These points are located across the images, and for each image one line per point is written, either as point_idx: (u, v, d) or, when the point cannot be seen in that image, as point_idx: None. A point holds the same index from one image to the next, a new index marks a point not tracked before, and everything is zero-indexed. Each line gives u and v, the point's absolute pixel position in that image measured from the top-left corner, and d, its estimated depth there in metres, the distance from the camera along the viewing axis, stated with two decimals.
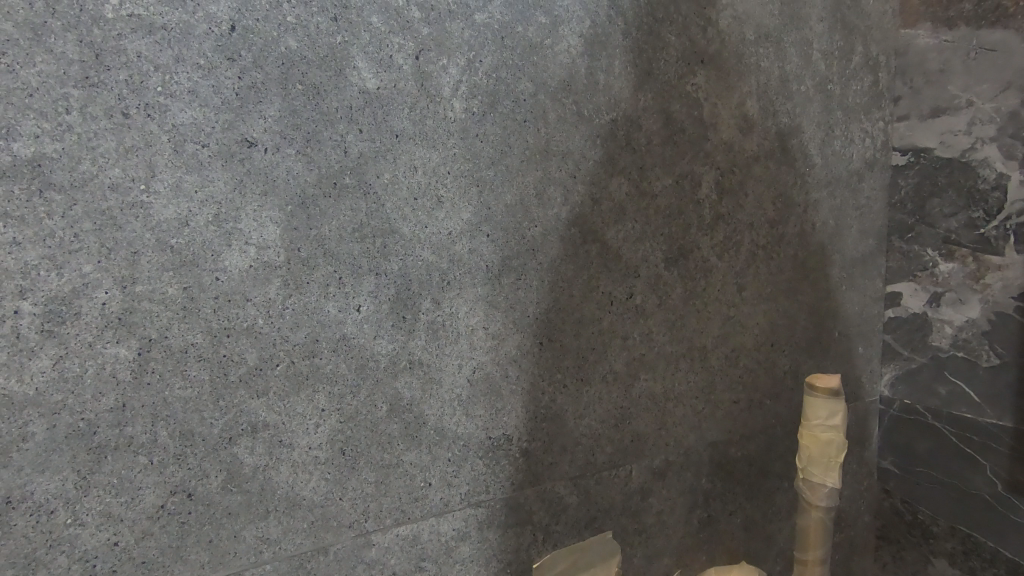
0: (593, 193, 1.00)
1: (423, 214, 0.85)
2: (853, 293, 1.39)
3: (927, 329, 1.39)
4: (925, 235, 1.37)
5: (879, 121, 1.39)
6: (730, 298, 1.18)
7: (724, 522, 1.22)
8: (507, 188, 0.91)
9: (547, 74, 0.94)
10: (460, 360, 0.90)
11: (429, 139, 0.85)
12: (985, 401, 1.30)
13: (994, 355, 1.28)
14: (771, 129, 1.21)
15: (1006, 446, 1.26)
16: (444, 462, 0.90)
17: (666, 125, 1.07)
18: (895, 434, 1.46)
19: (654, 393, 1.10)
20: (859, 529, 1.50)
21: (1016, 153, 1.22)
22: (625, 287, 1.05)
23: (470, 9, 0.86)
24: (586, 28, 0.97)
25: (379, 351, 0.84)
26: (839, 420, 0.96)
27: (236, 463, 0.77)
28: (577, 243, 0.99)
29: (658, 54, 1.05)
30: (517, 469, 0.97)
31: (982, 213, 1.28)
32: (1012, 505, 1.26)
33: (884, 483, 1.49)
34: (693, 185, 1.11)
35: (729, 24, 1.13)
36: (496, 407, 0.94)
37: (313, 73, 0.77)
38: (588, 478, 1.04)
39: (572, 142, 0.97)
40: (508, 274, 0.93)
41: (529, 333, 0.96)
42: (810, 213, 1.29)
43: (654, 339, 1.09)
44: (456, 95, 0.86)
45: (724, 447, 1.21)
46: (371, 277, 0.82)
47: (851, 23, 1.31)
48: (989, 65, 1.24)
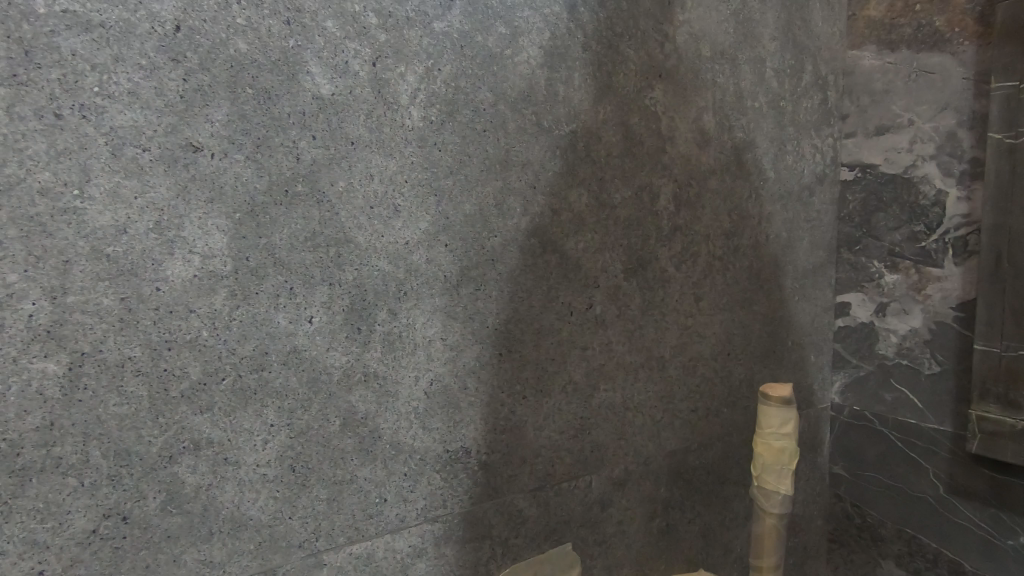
0: (552, 203, 1.00)
1: (379, 223, 0.83)
2: (805, 303, 1.44)
3: (874, 338, 1.45)
4: (872, 247, 1.43)
5: (828, 138, 1.44)
6: (687, 308, 1.20)
7: (682, 531, 1.23)
8: (466, 198, 0.91)
9: (507, 85, 0.93)
10: (416, 373, 0.88)
11: (386, 147, 0.83)
12: (927, 407, 1.35)
13: (935, 362, 1.34)
14: (726, 143, 1.24)
15: (948, 450, 1.32)
16: (400, 477, 0.88)
17: (625, 137, 1.08)
18: (845, 440, 1.51)
19: (613, 403, 1.11)
20: (812, 533, 1.54)
21: (954, 170, 1.28)
22: (585, 297, 1.05)
23: (428, 17, 0.86)
24: (546, 40, 0.97)
25: (331, 363, 0.81)
26: (791, 428, 0.98)
27: (176, 483, 0.73)
28: (536, 253, 0.99)
29: (617, 67, 1.06)
30: (475, 482, 0.95)
31: (923, 227, 1.34)
32: (953, 507, 1.31)
33: (835, 487, 1.54)
34: (652, 197, 1.13)
35: (686, 40, 1.15)
36: (454, 419, 0.93)
37: (263, 76, 0.74)
38: (548, 490, 1.03)
39: (532, 153, 0.97)
40: (467, 285, 0.92)
41: (487, 344, 0.95)
42: (764, 225, 1.32)
43: (613, 348, 1.10)
44: (414, 103, 0.85)
45: (682, 455, 1.22)
46: (324, 287, 0.80)
47: (801, 43, 1.36)
48: (928, 87, 1.31)
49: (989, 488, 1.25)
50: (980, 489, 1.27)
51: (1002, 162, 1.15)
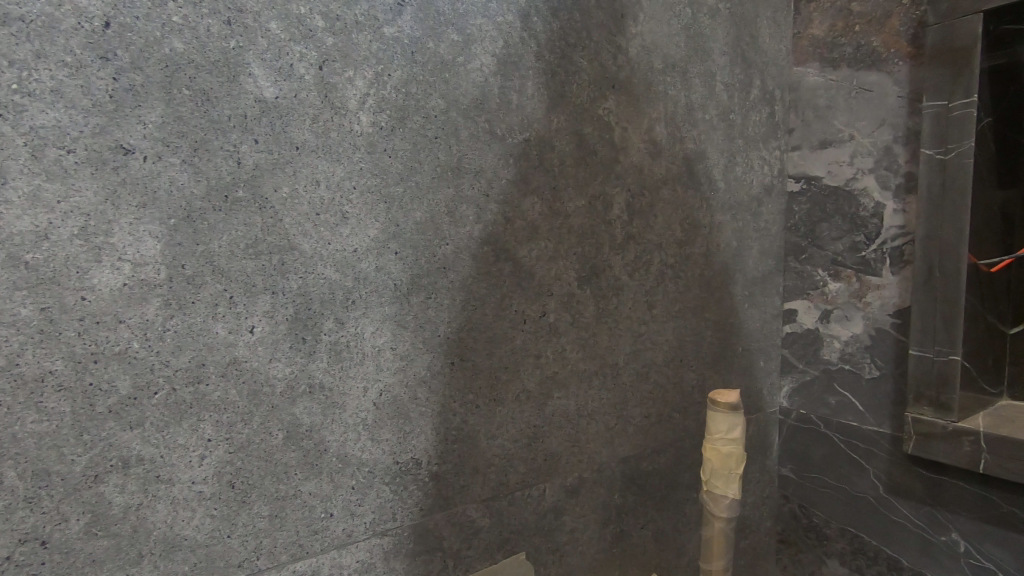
0: (505, 211, 1.00)
1: (326, 230, 0.81)
2: (754, 310, 1.48)
3: (818, 344, 1.50)
4: (816, 256, 1.49)
5: (776, 150, 1.49)
6: (640, 316, 1.22)
7: (636, 536, 1.25)
8: (417, 206, 0.89)
9: (459, 92, 0.93)
10: (365, 383, 0.86)
11: (333, 152, 0.81)
12: (868, 410, 1.41)
13: (875, 367, 1.40)
14: (678, 154, 1.26)
15: (886, 451, 1.38)
16: (348, 490, 0.86)
17: (578, 146, 1.09)
18: (793, 443, 1.56)
19: (567, 411, 1.11)
20: (762, 534, 1.58)
21: (890, 184, 1.34)
22: (538, 306, 1.06)
23: (377, 21, 0.84)
24: (499, 48, 0.97)
25: (275, 375, 0.79)
26: (738, 433, 1.00)
27: (102, 504, 0.69)
28: (489, 261, 0.98)
29: (570, 77, 1.07)
30: (426, 494, 0.94)
31: (863, 237, 1.40)
32: (892, 506, 1.37)
33: (783, 489, 1.59)
34: (605, 206, 1.14)
35: (639, 52, 1.18)
36: (404, 431, 0.91)
37: (201, 77, 0.72)
38: (501, 500, 1.03)
39: (485, 160, 0.97)
40: (417, 293, 0.91)
41: (439, 353, 0.94)
42: (715, 234, 1.36)
43: (567, 356, 1.11)
44: (363, 108, 0.84)
45: (635, 462, 1.24)
46: (266, 296, 0.77)
47: (750, 58, 1.40)
48: (867, 103, 1.37)
49: (924, 487, 1.31)
50: (916, 488, 1.32)
51: (934, 177, 1.21)
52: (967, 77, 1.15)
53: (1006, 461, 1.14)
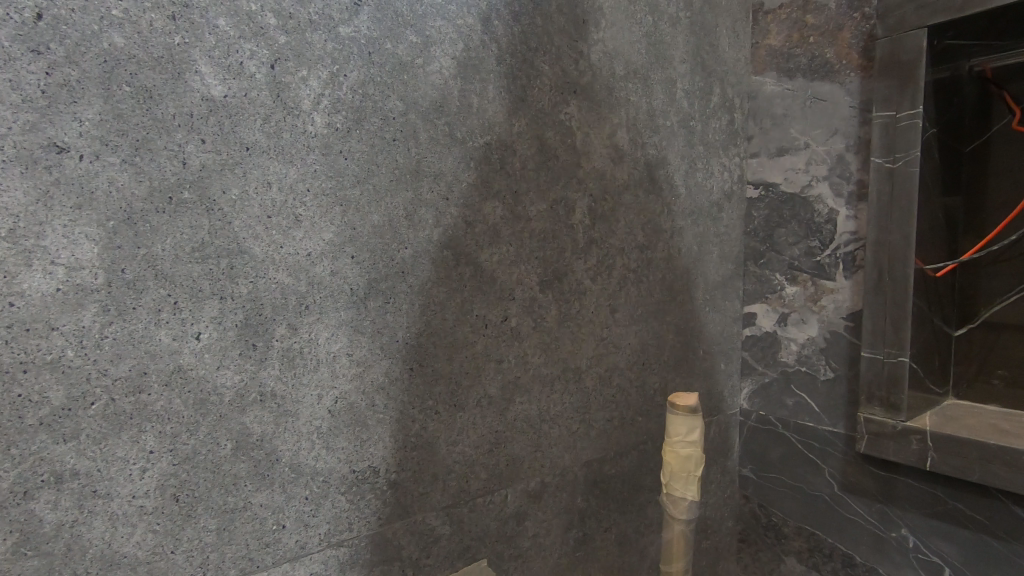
0: (466, 215, 0.99)
1: (278, 233, 0.79)
2: (715, 314, 1.51)
3: (776, 346, 1.54)
4: (774, 261, 1.52)
5: (735, 157, 1.53)
6: (603, 320, 1.23)
7: (599, 539, 1.25)
8: (374, 209, 0.88)
9: (418, 94, 0.92)
10: (319, 391, 0.84)
11: (286, 153, 0.79)
12: (823, 411, 1.45)
13: (829, 369, 1.44)
14: (639, 160, 1.28)
15: (841, 450, 1.42)
16: (301, 501, 0.84)
17: (539, 151, 1.09)
18: (753, 443, 1.59)
19: (529, 415, 1.11)
20: (723, 534, 1.61)
21: (843, 191, 1.39)
22: (500, 310, 1.05)
23: (333, 20, 0.83)
24: (459, 51, 0.97)
25: (223, 383, 0.76)
26: (697, 436, 1.01)
27: (32, 522, 0.65)
28: (449, 265, 0.97)
29: (531, 82, 1.07)
30: (384, 502, 0.92)
31: (818, 242, 1.44)
32: (846, 503, 1.41)
33: (744, 489, 1.62)
34: (567, 210, 1.14)
35: (600, 58, 1.19)
36: (362, 439, 0.89)
37: (144, 74, 0.69)
38: (461, 507, 1.02)
39: (445, 163, 0.96)
40: (375, 298, 0.89)
41: (397, 359, 0.92)
42: (676, 239, 1.37)
43: (529, 361, 1.10)
44: (317, 109, 0.82)
45: (598, 465, 1.24)
46: (214, 301, 0.75)
47: (709, 67, 1.43)
48: (821, 113, 1.41)
49: (876, 485, 1.35)
50: (868, 486, 1.36)
51: (883, 185, 1.25)
52: (913, 89, 1.19)
53: (951, 459, 1.18)
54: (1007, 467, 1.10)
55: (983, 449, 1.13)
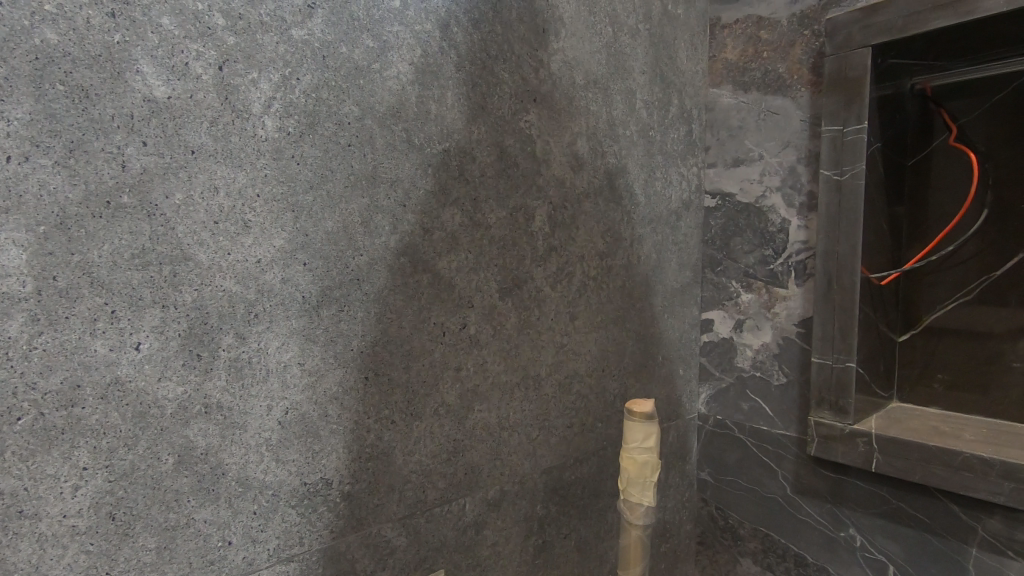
0: (423, 222, 0.98)
1: (226, 240, 0.77)
2: (673, 320, 1.54)
3: (733, 352, 1.58)
4: (730, 269, 1.56)
5: (693, 167, 1.56)
6: (563, 327, 1.23)
7: (559, 546, 1.25)
8: (328, 215, 0.86)
9: (374, 99, 0.90)
10: (269, 402, 0.82)
11: (234, 157, 0.77)
12: (777, 415, 1.49)
13: (782, 374, 1.48)
14: (599, 168, 1.29)
15: (792, 453, 1.46)
16: (249, 516, 0.81)
17: (499, 158, 1.09)
18: (710, 447, 1.63)
19: (488, 423, 1.10)
20: (682, 537, 1.64)
21: (794, 202, 1.43)
22: (458, 317, 1.04)
23: (285, 22, 0.81)
24: (417, 56, 0.96)
25: (164, 395, 0.73)
26: (653, 442, 1.01)
27: None
28: (407, 273, 0.96)
29: (491, 89, 1.07)
30: (338, 515, 0.90)
31: (771, 251, 1.48)
32: (798, 505, 1.45)
33: (702, 492, 1.65)
34: (527, 218, 1.15)
35: (560, 67, 1.20)
36: (314, 450, 0.87)
37: (80, 72, 0.66)
38: (418, 518, 1.00)
39: (402, 170, 0.94)
40: (328, 306, 0.87)
41: (352, 368, 0.90)
42: (635, 246, 1.40)
43: (488, 368, 1.10)
44: (268, 113, 0.80)
45: (558, 472, 1.25)
46: (155, 310, 0.72)
47: (668, 78, 1.46)
48: (774, 125, 1.46)
49: (826, 487, 1.40)
50: (819, 488, 1.41)
51: (831, 196, 1.30)
52: (858, 105, 1.24)
53: (895, 460, 1.23)
54: (945, 467, 1.15)
55: (923, 450, 1.18)
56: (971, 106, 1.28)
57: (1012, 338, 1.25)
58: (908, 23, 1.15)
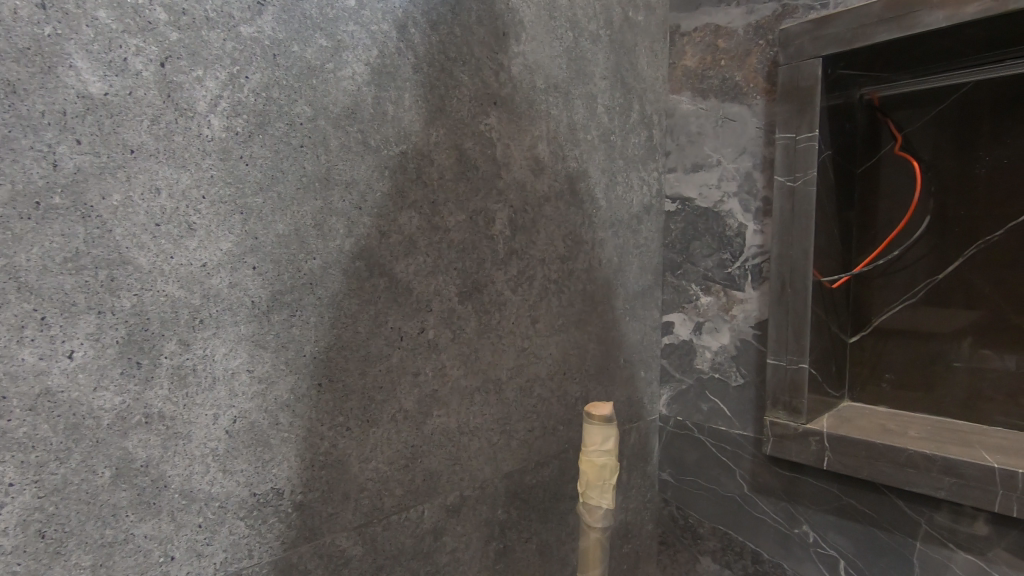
0: (379, 225, 0.96)
1: (168, 243, 0.74)
2: (635, 323, 1.55)
3: (692, 354, 1.60)
4: (690, 272, 1.59)
5: (654, 172, 1.59)
6: (523, 331, 1.23)
7: (519, 550, 1.25)
8: (278, 218, 0.84)
9: (327, 100, 0.89)
10: (215, 410, 0.79)
11: (177, 157, 0.74)
12: (734, 415, 1.52)
13: (740, 375, 1.51)
14: (560, 172, 1.30)
15: (749, 452, 1.49)
16: (194, 529, 0.78)
17: (458, 161, 1.08)
18: (671, 448, 1.65)
19: (448, 428, 1.09)
20: (644, 537, 1.65)
21: (751, 207, 1.47)
22: (416, 322, 1.03)
23: (232, 19, 0.78)
24: (373, 57, 0.94)
25: (100, 406, 0.70)
26: (612, 444, 1.01)
27: None
28: (362, 276, 0.94)
29: (450, 91, 1.06)
30: (289, 526, 0.88)
31: (729, 255, 1.52)
32: (755, 503, 1.48)
33: (663, 493, 1.67)
34: (487, 221, 1.14)
35: (521, 71, 1.20)
36: (264, 459, 0.84)
37: (6, 66, 0.63)
38: (375, 526, 0.99)
39: (357, 172, 0.93)
40: (279, 311, 0.85)
41: (304, 374, 0.88)
42: (596, 250, 1.41)
43: (448, 373, 1.09)
44: (214, 111, 0.77)
45: (519, 476, 1.24)
46: (90, 316, 0.69)
47: (629, 84, 1.48)
48: (731, 132, 1.49)
49: (781, 485, 1.43)
50: (774, 486, 1.44)
51: (785, 202, 1.33)
52: (810, 114, 1.28)
53: (845, 458, 1.26)
54: (892, 464, 1.20)
55: (871, 448, 1.22)
56: (915, 116, 1.34)
57: (953, 339, 1.31)
58: (855, 35, 1.20)
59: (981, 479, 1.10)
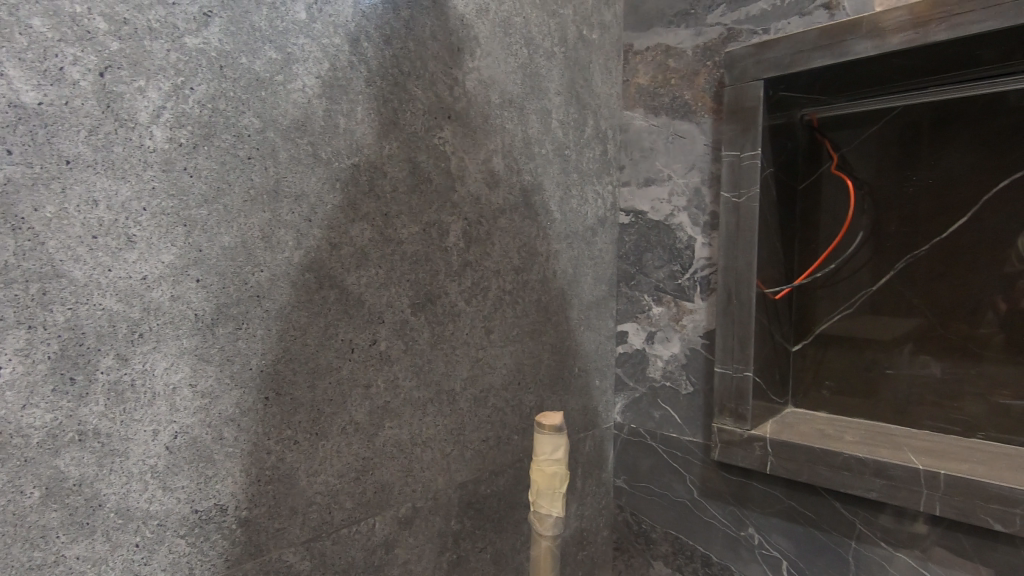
0: (330, 237, 0.96)
1: (105, 256, 0.73)
2: (589, 332, 1.59)
3: (645, 362, 1.64)
4: (643, 283, 1.64)
5: (608, 185, 1.63)
6: (477, 342, 1.25)
7: (473, 560, 1.26)
8: (224, 230, 0.83)
9: (277, 112, 0.88)
10: (154, 426, 0.77)
11: (117, 168, 0.73)
12: (685, 422, 1.57)
13: (690, 384, 1.56)
14: (515, 185, 1.32)
15: (698, 458, 1.54)
16: (130, 549, 0.76)
17: (411, 174, 1.09)
18: (625, 454, 1.69)
19: (400, 440, 1.09)
20: (599, 543, 1.68)
21: (699, 221, 1.52)
22: (368, 333, 1.03)
23: (176, 29, 0.78)
24: (324, 70, 0.94)
25: (29, 423, 0.68)
26: (561, 453, 1.01)
27: None
28: (312, 288, 0.94)
29: (403, 105, 1.07)
30: (233, 542, 0.86)
31: (680, 267, 1.57)
32: (704, 508, 1.53)
33: (618, 499, 1.71)
34: (440, 234, 1.15)
35: (475, 85, 1.22)
36: (206, 476, 0.83)
37: None
38: (324, 540, 0.98)
39: (307, 184, 0.93)
40: (224, 324, 0.84)
41: (250, 388, 0.87)
42: (551, 262, 1.44)
43: (400, 384, 1.09)
44: (157, 122, 0.76)
45: (473, 486, 1.25)
46: (19, 331, 0.67)
47: (583, 99, 1.52)
48: (680, 148, 1.55)
49: (728, 489, 1.48)
50: (722, 490, 1.49)
51: (730, 217, 1.39)
52: (753, 133, 1.34)
53: (786, 462, 1.32)
54: (829, 467, 1.26)
55: (810, 452, 1.28)
56: (850, 137, 1.42)
57: (886, 347, 1.39)
58: (793, 60, 1.26)
59: (908, 480, 1.16)
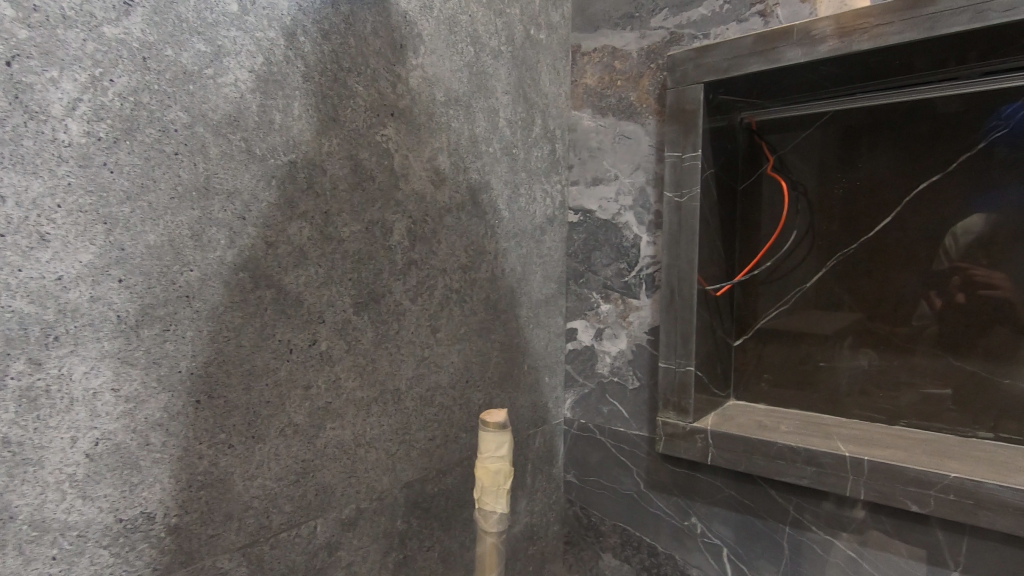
0: (266, 236, 0.94)
1: (15, 255, 0.69)
2: (538, 330, 1.60)
3: (594, 359, 1.67)
4: (591, 281, 1.66)
5: (557, 184, 1.65)
6: (423, 341, 1.24)
7: (420, 559, 1.26)
8: (149, 228, 0.80)
9: (206, 106, 0.86)
10: (72, 433, 0.74)
11: (27, 163, 0.70)
12: (631, 416, 1.60)
13: (636, 379, 1.59)
14: (461, 184, 1.32)
15: (645, 451, 1.58)
16: (47, 562, 0.73)
17: (353, 171, 1.07)
18: (575, 449, 1.71)
19: (343, 440, 1.08)
20: (550, 537, 1.70)
21: (644, 220, 1.56)
22: (308, 334, 1.01)
23: (93, 19, 0.74)
24: (258, 64, 0.92)
25: None
26: (505, 450, 1.01)
27: None
28: (247, 288, 0.92)
29: (344, 102, 1.06)
30: (162, 551, 0.83)
31: (626, 265, 1.60)
32: (650, 499, 1.57)
33: (568, 494, 1.74)
34: (384, 232, 1.14)
35: (420, 83, 1.21)
36: (132, 483, 0.80)
37: None
38: (262, 545, 0.96)
39: (241, 181, 0.90)
40: (149, 325, 0.81)
41: (180, 391, 0.84)
42: (499, 260, 1.44)
43: (343, 384, 1.07)
44: (72, 116, 0.73)
45: (420, 485, 1.25)
46: None
47: (531, 99, 1.53)
48: (626, 148, 1.58)
49: (672, 481, 1.53)
50: (666, 482, 1.54)
51: (673, 216, 1.43)
52: (694, 135, 1.38)
53: (725, 453, 1.37)
54: (765, 457, 1.31)
55: (748, 443, 1.33)
56: (786, 139, 1.48)
57: (820, 341, 1.45)
58: (731, 65, 1.31)
59: (836, 467, 1.22)
